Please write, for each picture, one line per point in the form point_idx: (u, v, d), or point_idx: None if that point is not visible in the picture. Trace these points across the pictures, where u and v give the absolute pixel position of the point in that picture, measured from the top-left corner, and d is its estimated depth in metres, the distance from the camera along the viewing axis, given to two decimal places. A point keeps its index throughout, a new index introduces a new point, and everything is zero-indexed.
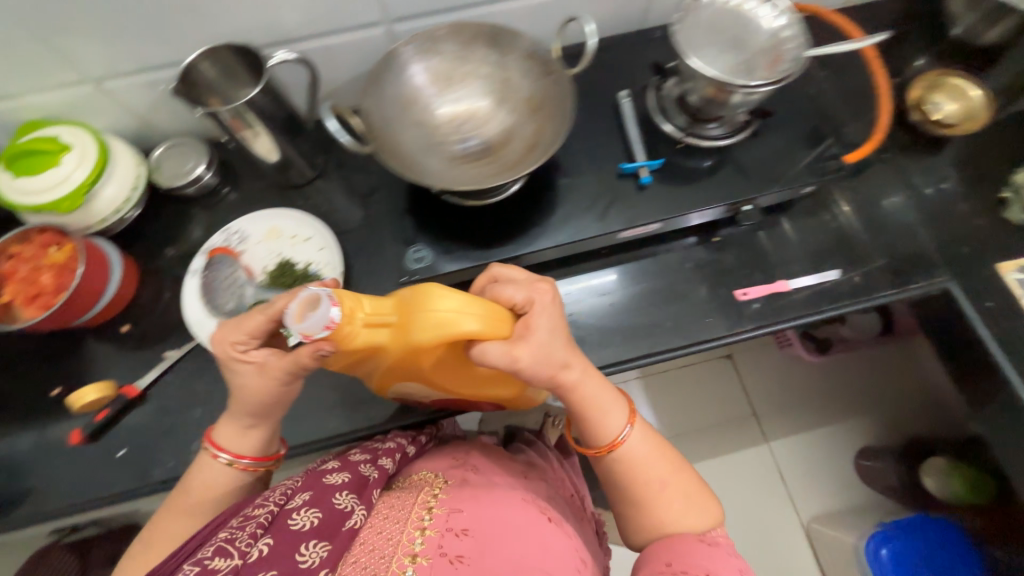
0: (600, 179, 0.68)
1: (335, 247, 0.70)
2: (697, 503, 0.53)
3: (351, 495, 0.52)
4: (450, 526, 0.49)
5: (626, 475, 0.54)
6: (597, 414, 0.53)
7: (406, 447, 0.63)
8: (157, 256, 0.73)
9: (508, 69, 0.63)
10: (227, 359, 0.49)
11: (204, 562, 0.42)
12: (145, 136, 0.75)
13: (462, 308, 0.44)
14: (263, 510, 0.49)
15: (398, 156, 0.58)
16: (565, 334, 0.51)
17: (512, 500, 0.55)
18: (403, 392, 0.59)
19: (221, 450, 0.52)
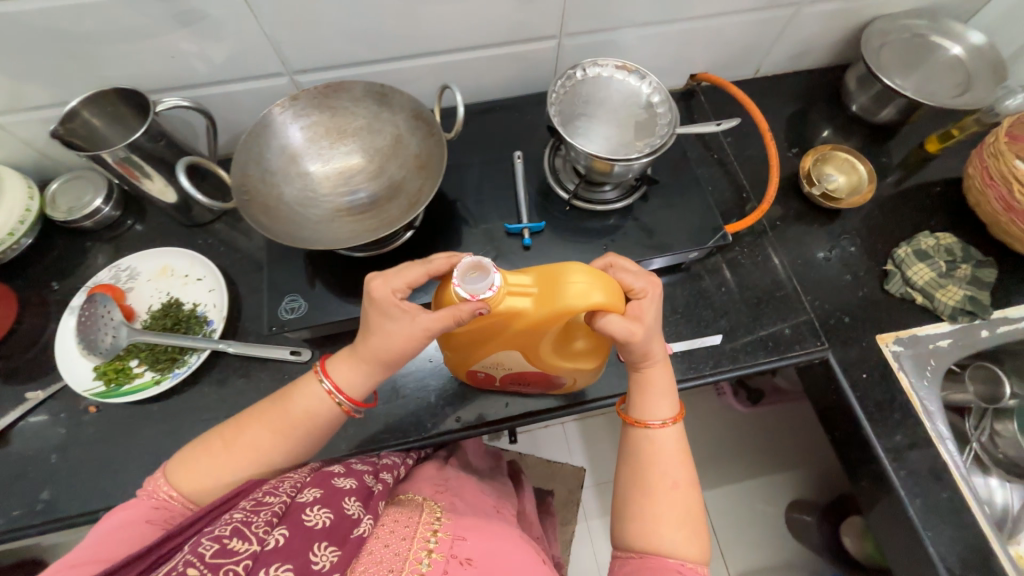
0: (490, 235, 0.69)
1: (224, 289, 0.70)
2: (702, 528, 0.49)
3: (358, 503, 0.50)
4: (454, 552, 0.51)
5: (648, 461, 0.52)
6: (660, 389, 0.54)
7: (399, 467, 0.63)
8: (43, 289, 0.72)
9: (397, 125, 0.64)
10: (386, 304, 0.50)
11: (221, 541, 0.40)
12: (46, 168, 0.75)
13: (594, 281, 0.46)
14: (275, 498, 0.46)
15: (275, 211, 0.59)
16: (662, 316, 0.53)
17: (500, 534, 0.58)
18: (484, 364, 0.58)
19: (327, 375, 0.53)
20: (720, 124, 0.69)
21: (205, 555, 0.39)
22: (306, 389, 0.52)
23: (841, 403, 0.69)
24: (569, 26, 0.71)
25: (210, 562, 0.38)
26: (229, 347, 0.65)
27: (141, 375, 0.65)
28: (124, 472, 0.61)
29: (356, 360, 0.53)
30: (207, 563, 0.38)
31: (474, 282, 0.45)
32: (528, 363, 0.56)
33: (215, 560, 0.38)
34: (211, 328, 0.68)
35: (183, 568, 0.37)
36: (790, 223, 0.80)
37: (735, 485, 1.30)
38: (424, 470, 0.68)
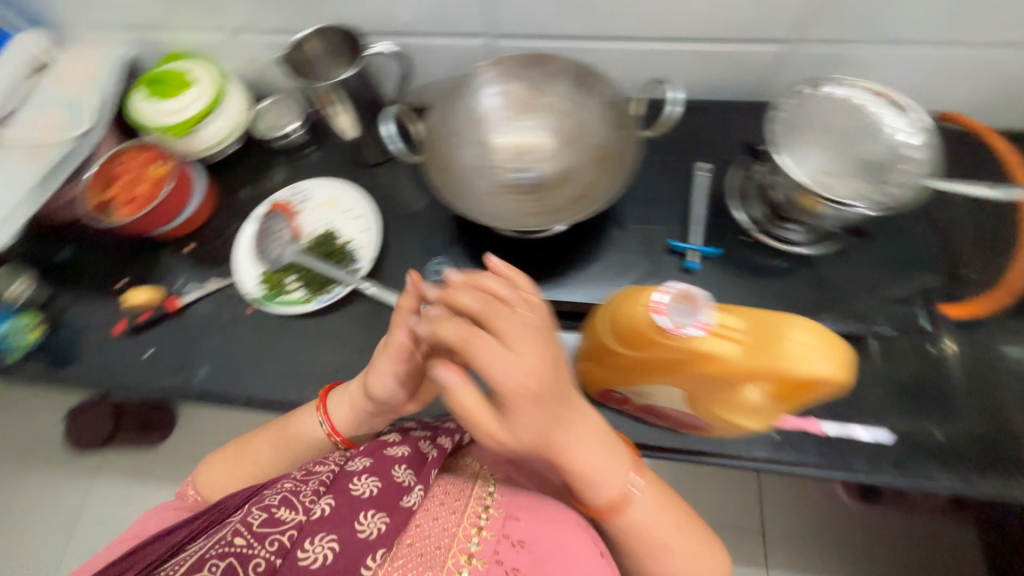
0: (649, 246, 0.63)
1: (377, 232, 0.73)
2: (708, 562, 0.51)
3: (409, 471, 0.53)
4: (506, 533, 0.50)
5: (634, 538, 0.49)
6: (591, 473, 0.43)
7: (462, 435, 0.63)
8: (233, 191, 0.81)
9: (586, 110, 0.60)
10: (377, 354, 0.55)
11: (271, 509, 0.47)
12: (260, 86, 0.83)
13: (824, 347, 0.37)
14: (326, 468, 0.53)
15: (449, 172, 0.60)
16: (553, 372, 0.38)
17: (570, 520, 0.53)
18: (625, 390, 0.50)
19: (325, 418, 0.60)
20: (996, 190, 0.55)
21: (252, 525, 0.46)
22: (304, 418, 0.61)
23: None
24: (807, 32, 0.61)
25: (257, 533, 0.45)
26: (371, 288, 0.69)
27: (294, 292, 0.71)
28: (263, 372, 0.68)
29: (349, 403, 0.59)
30: (253, 534, 0.45)
31: (678, 313, 0.39)
32: (684, 406, 0.46)
33: (261, 530, 0.45)
34: (357, 265, 0.72)
35: (233, 536, 0.45)
36: None
37: None
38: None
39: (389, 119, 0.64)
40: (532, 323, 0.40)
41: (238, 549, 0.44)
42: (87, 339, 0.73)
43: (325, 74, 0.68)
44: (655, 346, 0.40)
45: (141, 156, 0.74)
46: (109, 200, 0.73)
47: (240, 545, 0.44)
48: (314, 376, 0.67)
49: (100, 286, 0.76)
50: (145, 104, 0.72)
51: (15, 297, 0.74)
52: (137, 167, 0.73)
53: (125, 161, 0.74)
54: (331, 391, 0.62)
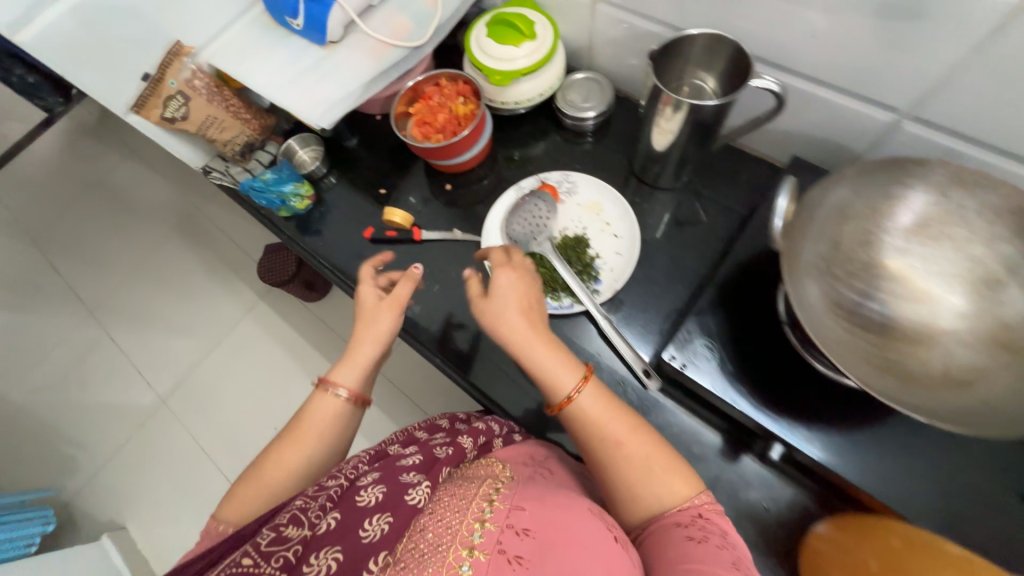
0: (987, 473, 0.45)
1: (630, 264, 0.66)
2: (663, 471, 0.45)
3: (417, 475, 0.51)
4: (511, 522, 0.40)
5: (583, 431, 0.47)
6: (543, 375, 0.48)
7: (493, 438, 0.61)
8: (504, 150, 0.80)
9: (1011, 277, 0.44)
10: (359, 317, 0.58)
11: (278, 528, 0.44)
12: (579, 56, 0.78)
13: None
14: (333, 483, 0.49)
15: (797, 273, 0.46)
16: (519, 295, 0.51)
17: (577, 507, 0.44)
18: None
19: (332, 389, 0.55)
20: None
21: (261, 544, 0.42)
22: (318, 403, 0.54)
23: None
24: None
25: (264, 551, 0.42)
26: (602, 321, 0.62)
27: None
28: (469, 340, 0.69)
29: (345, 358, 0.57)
30: (261, 552, 0.41)
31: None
32: None
33: (268, 548, 0.42)
34: (596, 287, 0.66)
35: (241, 558, 0.41)
36: None
37: None
38: (533, 442, 0.61)
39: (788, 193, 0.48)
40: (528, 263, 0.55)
41: (248, 567, 0.40)
42: (338, 227, 0.80)
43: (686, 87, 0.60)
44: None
45: (454, 87, 0.75)
46: (410, 115, 0.76)
47: (248, 565, 0.41)
48: None
49: (363, 184, 0.82)
50: (481, 41, 0.71)
51: (301, 163, 0.82)
52: (446, 96, 0.75)
53: (439, 85, 0.75)
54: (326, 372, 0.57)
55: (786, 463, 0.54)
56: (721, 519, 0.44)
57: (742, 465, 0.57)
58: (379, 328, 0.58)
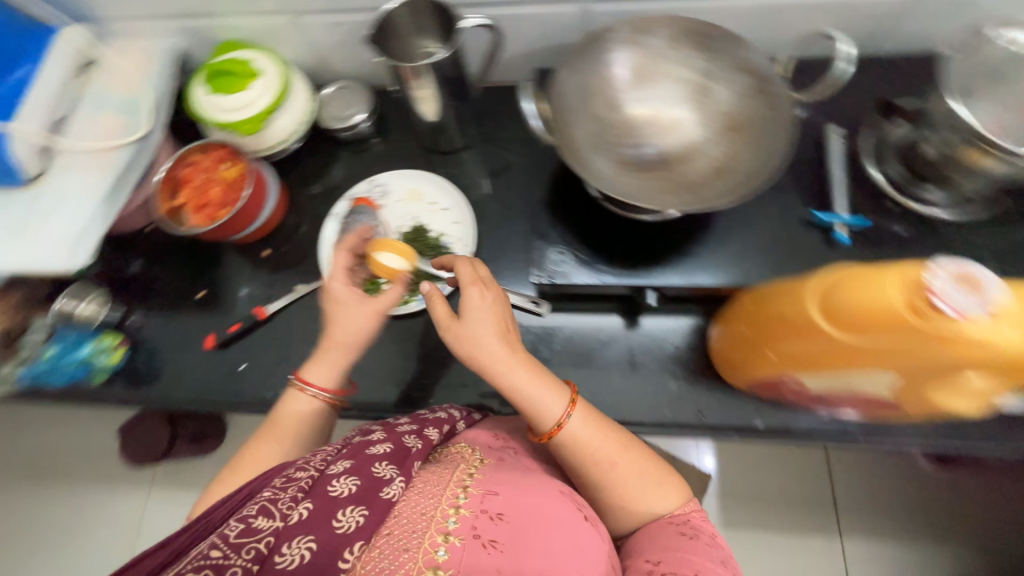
0: (781, 220, 0.58)
1: (470, 224, 0.69)
2: (659, 484, 0.52)
3: (390, 465, 0.46)
4: (484, 507, 0.45)
5: (572, 455, 0.50)
6: (533, 402, 0.49)
7: (457, 420, 0.57)
8: (303, 190, 0.77)
9: (713, 78, 0.55)
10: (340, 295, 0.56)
11: (248, 519, 0.41)
12: (319, 74, 0.77)
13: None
14: (304, 472, 0.45)
15: (574, 152, 0.53)
16: (498, 314, 0.49)
17: (549, 489, 0.49)
18: (806, 378, 0.45)
19: (308, 384, 0.56)
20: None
21: (229, 536, 0.40)
22: (291, 403, 0.55)
23: None
24: None
25: (233, 543, 0.39)
26: None
27: (390, 292, 0.67)
28: (376, 375, 0.67)
29: (324, 358, 0.56)
30: (231, 544, 0.39)
31: (958, 296, 0.30)
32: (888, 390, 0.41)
33: (238, 540, 0.39)
34: None
35: (207, 551, 0.39)
36: None
37: None
38: (489, 423, 0.61)
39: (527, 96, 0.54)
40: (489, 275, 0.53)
41: (215, 561, 0.38)
42: (173, 355, 0.69)
43: (413, 53, 0.63)
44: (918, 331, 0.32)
45: (210, 158, 0.68)
46: (181, 207, 0.68)
47: (215, 558, 0.38)
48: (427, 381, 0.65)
49: (176, 299, 0.72)
50: (206, 100, 0.65)
51: (89, 319, 0.70)
52: (207, 170, 0.68)
53: (192, 163, 0.68)
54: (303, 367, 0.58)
55: (662, 302, 0.63)
56: (706, 524, 0.52)
57: (642, 327, 0.64)
58: (375, 302, 0.56)
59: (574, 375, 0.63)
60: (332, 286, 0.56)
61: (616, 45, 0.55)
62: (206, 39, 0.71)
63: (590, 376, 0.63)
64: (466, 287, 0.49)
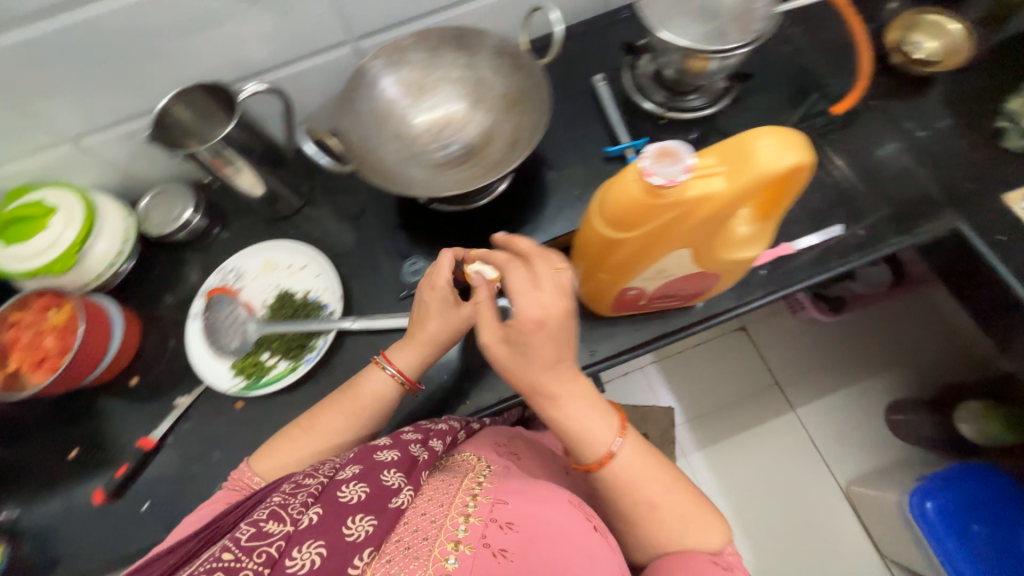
0: (587, 166, 0.66)
1: (330, 272, 0.70)
2: (701, 523, 0.51)
3: (398, 473, 0.47)
4: (494, 516, 0.44)
5: (617, 487, 0.50)
6: (583, 434, 0.49)
7: (457, 432, 0.59)
8: (157, 304, 0.73)
9: (479, 69, 0.62)
10: (430, 295, 0.57)
11: (260, 523, 0.41)
12: (131, 188, 0.75)
13: (787, 143, 0.37)
14: (313, 480, 0.47)
15: (382, 171, 0.57)
16: (554, 349, 0.46)
17: (559, 499, 0.48)
18: (640, 281, 0.51)
19: (389, 362, 0.59)
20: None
21: (241, 539, 0.40)
22: (370, 379, 0.59)
23: (978, 272, 0.64)
24: None
25: (245, 546, 0.40)
26: (356, 323, 0.66)
27: (276, 366, 0.66)
28: None
29: (415, 345, 0.59)
30: (242, 547, 0.40)
31: (666, 169, 0.37)
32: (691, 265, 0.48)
33: (248, 543, 0.40)
34: (329, 310, 0.68)
35: (221, 553, 0.40)
36: (892, 99, 0.75)
37: (835, 394, 1.32)
38: (488, 434, 0.64)
39: (304, 138, 0.54)
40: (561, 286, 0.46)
41: (226, 564, 0.39)
42: (66, 529, 0.62)
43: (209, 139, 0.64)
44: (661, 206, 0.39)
45: (33, 310, 0.64)
46: (17, 371, 0.62)
47: (228, 560, 0.39)
48: None
49: (51, 470, 0.65)
50: (4, 254, 0.62)
51: None
52: (32, 324, 0.63)
53: (14, 323, 0.63)
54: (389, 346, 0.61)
55: (527, 271, 0.68)
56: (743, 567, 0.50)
57: None
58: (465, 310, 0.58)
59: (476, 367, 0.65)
60: (434, 284, 0.56)
61: (382, 71, 0.60)
62: None
63: None
64: (518, 313, 0.44)
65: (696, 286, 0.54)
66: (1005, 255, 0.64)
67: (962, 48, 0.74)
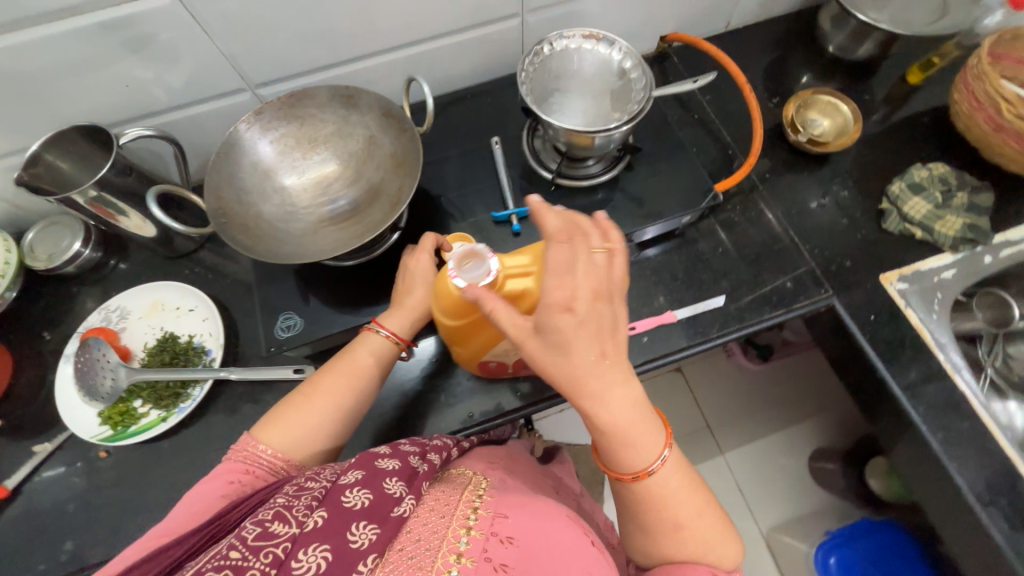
0: (478, 227, 0.67)
1: (217, 316, 0.69)
2: (724, 536, 0.47)
3: (401, 482, 0.42)
4: (495, 530, 0.41)
5: (650, 500, 0.45)
6: (629, 443, 0.42)
7: (453, 448, 0.55)
8: (36, 340, 0.71)
9: (369, 127, 0.62)
10: (418, 266, 0.58)
11: (262, 525, 0.36)
12: (20, 219, 0.73)
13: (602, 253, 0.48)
14: (316, 483, 0.41)
15: (256, 232, 0.57)
16: (603, 340, 0.39)
17: (556, 513, 0.47)
18: (494, 355, 0.52)
19: (383, 326, 0.56)
20: (697, 81, 0.66)
21: (247, 538, 0.35)
22: (364, 343, 0.56)
23: (855, 348, 0.68)
24: (530, 1, 0.69)
25: (251, 545, 0.34)
26: (232, 374, 0.64)
27: (147, 414, 0.64)
28: (152, 504, 0.61)
29: (402, 307, 0.57)
30: (249, 546, 0.34)
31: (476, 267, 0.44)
32: None
33: (255, 541, 0.34)
34: (210, 357, 0.67)
35: (225, 553, 0.34)
36: (781, 174, 0.80)
37: (764, 440, 1.32)
38: (478, 453, 0.59)
39: (153, 203, 0.56)
40: (602, 266, 0.40)
41: (232, 564, 0.33)
42: None
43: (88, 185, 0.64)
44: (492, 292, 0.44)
45: None
46: None
47: (234, 560, 0.33)
48: None
49: None
50: None
51: None
52: None
53: None
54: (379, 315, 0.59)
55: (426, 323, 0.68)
56: None
57: (418, 352, 0.67)
58: None
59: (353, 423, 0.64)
60: (418, 257, 0.58)
61: (255, 126, 0.59)
62: None
63: (366, 419, 0.64)
64: (547, 298, 0.38)
65: None
66: (868, 335, 0.67)
67: (848, 130, 0.80)
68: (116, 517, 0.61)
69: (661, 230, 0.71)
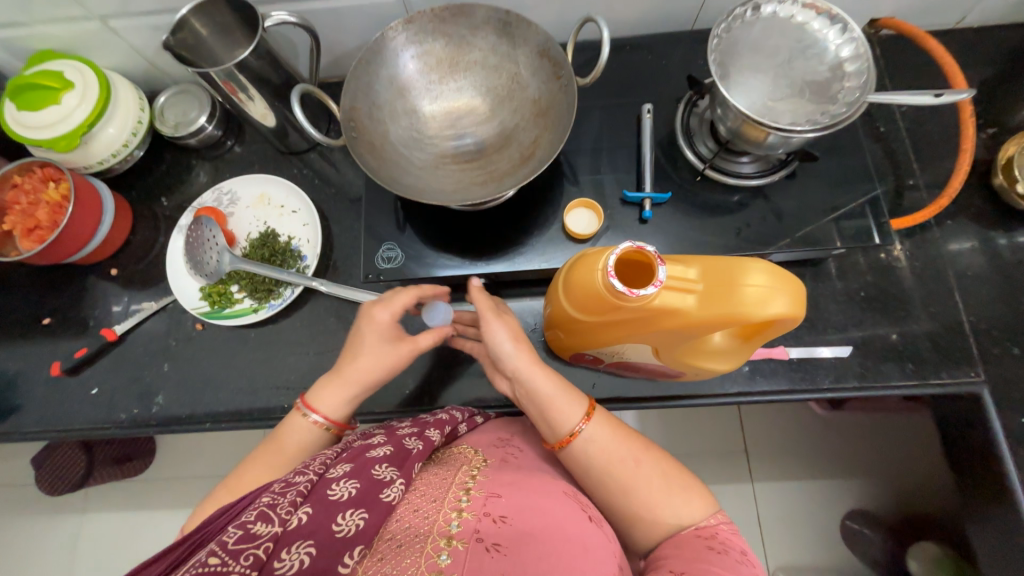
0: (601, 201, 0.60)
1: (317, 225, 0.68)
2: (683, 490, 0.45)
3: (391, 466, 0.40)
4: (487, 510, 0.38)
5: (596, 469, 0.45)
6: (552, 401, 0.47)
7: (459, 422, 0.51)
8: (153, 202, 0.74)
9: (517, 63, 0.56)
10: (374, 331, 0.50)
11: (245, 526, 0.34)
12: (155, 78, 0.74)
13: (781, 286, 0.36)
14: (302, 477, 0.39)
15: (381, 154, 0.54)
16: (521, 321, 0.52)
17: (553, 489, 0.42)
18: (594, 351, 0.48)
19: (313, 410, 0.49)
20: (940, 95, 0.50)
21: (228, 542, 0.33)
22: (290, 424, 0.49)
23: (987, 447, 0.58)
24: None
25: (232, 549, 0.32)
26: (320, 286, 0.63)
27: (242, 302, 0.67)
28: (230, 386, 0.65)
29: (338, 384, 0.50)
30: (229, 551, 0.32)
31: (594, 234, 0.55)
32: (651, 358, 0.44)
33: (235, 545, 0.32)
34: (304, 264, 0.68)
35: (203, 558, 0.32)
36: (962, 224, 0.67)
37: (803, 482, 1.18)
38: (494, 424, 0.55)
39: (295, 100, 0.54)
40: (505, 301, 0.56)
41: (211, 570, 0.31)
42: (24, 385, 0.67)
43: (222, 61, 0.63)
44: (620, 308, 0.36)
45: (34, 177, 0.65)
46: (9, 232, 0.65)
47: (214, 564, 0.31)
48: (280, 386, 0.64)
49: (26, 326, 0.70)
50: (17, 118, 0.62)
51: None
52: (30, 190, 0.65)
53: (15, 185, 0.65)
54: (312, 387, 0.51)
55: (516, 285, 0.64)
56: (738, 540, 0.43)
57: None
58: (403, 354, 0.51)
59: (423, 366, 0.64)
60: (375, 316, 0.50)
61: (393, 31, 0.54)
62: (18, 49, 0.67)
63: (437, 366, 0.64)
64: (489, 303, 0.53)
65: (661, 371, 0.51)
66: (1013, 439, 0.57)
67: None
68: (197, 387, 0.66)
69: (789, 257, 0.61)
